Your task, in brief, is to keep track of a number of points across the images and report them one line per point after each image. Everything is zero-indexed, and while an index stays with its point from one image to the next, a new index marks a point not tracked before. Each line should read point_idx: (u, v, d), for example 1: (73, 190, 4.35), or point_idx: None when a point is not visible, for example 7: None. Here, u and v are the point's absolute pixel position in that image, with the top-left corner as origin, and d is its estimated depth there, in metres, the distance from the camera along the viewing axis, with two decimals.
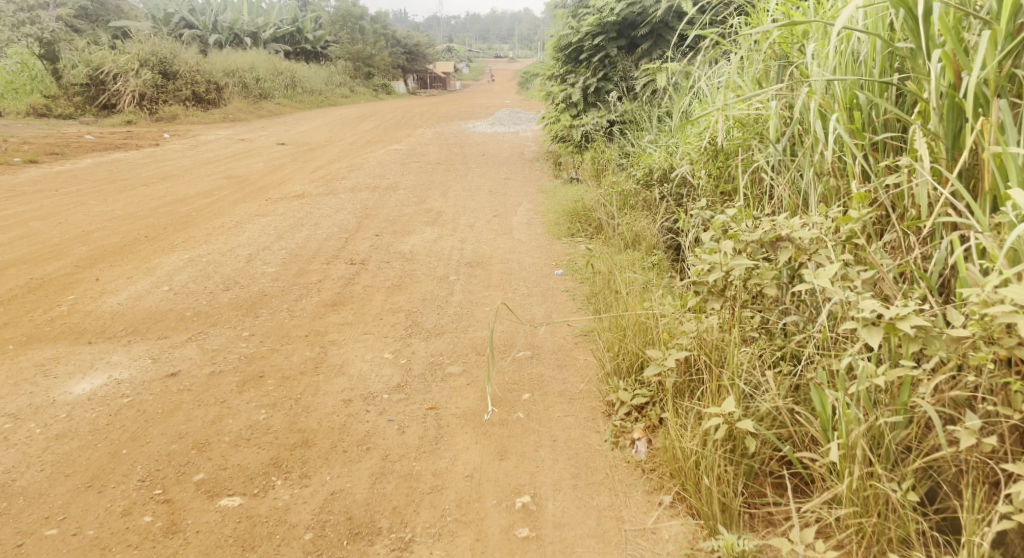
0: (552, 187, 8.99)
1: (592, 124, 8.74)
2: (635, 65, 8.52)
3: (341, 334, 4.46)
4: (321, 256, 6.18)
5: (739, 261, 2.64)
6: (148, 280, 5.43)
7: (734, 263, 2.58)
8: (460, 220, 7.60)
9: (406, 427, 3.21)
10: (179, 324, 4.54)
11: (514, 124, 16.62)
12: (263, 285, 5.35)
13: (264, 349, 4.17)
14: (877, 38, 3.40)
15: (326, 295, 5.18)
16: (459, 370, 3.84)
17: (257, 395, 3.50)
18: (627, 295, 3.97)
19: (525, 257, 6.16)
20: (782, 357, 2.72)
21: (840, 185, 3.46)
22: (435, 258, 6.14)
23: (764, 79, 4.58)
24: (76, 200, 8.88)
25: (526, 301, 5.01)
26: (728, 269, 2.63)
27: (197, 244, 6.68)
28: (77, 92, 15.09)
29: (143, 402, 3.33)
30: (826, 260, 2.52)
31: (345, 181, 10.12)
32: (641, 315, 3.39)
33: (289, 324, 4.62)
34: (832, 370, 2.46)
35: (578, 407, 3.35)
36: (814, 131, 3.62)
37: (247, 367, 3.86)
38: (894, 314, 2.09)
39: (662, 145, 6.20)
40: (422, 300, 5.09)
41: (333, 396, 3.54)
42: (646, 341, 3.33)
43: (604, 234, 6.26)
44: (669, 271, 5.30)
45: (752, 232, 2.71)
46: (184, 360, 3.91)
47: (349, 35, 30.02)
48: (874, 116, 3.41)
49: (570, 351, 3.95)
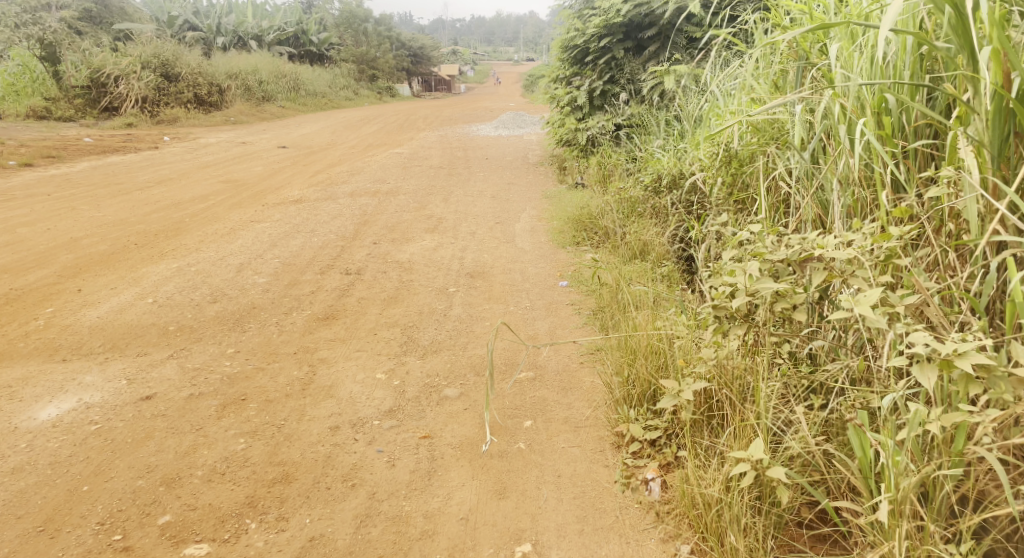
0: (556, 192, 8.72)
1: (598, 128, 8.48)
2: (643, 67, 8.25)
3: (332, 351, 4.20)
4: (315, 266, 5.93)
5: (766, 284, 2.35)
6: (133, 291, 5.18)
7: (762, 287, 2.31)
8: (461, 227, 7.35)
9: (396, 459, 2.94)
10: (161, 340, 4.28)
11: (518, 127, 16.37)
12: (253, 297, 5.10)
13: (249, 368, 3.91)
14: (907, 38, 3.13)
15: (318, 308, 4.92)
16: (456, 394, 3.57)
17: (237, 421, 3.23)
18: (637, 314, 3.71)
19: (529, 267, 5.90)
20: (811, 389, 2.46)
21: (868, 196, 3.20)
22: (434, 268, 5.89)
23: (781, 83, 4.32)
24: (69, 205, 8.64)
25: (529, 316, 4.75)
26: (753, 294, 2.35)
27: (188, 252, 6.43)
28: (77, 95, 14.89)
29: (112, 429, 3.07)
30: (864, 283, 2.27)
31: (346, 186, 9.88)
32: (653, 338, 3.14)
33: (278, 340, 4.36)
34: (871, 408, 2.21)
35: (584, 437, 3.08)
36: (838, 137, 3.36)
37: (229, 389, 3.60)
38: (952, 350, 1.82)
39: (671, 150, 5.95)
40: (420, 314, 4.82)
41: (318, 422, 3.28)
42: (659, 367, 3.07)
43: (611, 244, 5.99)
44: (679, 283, 5.09)
45: (778, 251, 2.43)
46: (161, 380, 3.64)
47: (353, 38, 29.77)
48: (905, 121, 3.14)
49: (576, 373, 3.69)
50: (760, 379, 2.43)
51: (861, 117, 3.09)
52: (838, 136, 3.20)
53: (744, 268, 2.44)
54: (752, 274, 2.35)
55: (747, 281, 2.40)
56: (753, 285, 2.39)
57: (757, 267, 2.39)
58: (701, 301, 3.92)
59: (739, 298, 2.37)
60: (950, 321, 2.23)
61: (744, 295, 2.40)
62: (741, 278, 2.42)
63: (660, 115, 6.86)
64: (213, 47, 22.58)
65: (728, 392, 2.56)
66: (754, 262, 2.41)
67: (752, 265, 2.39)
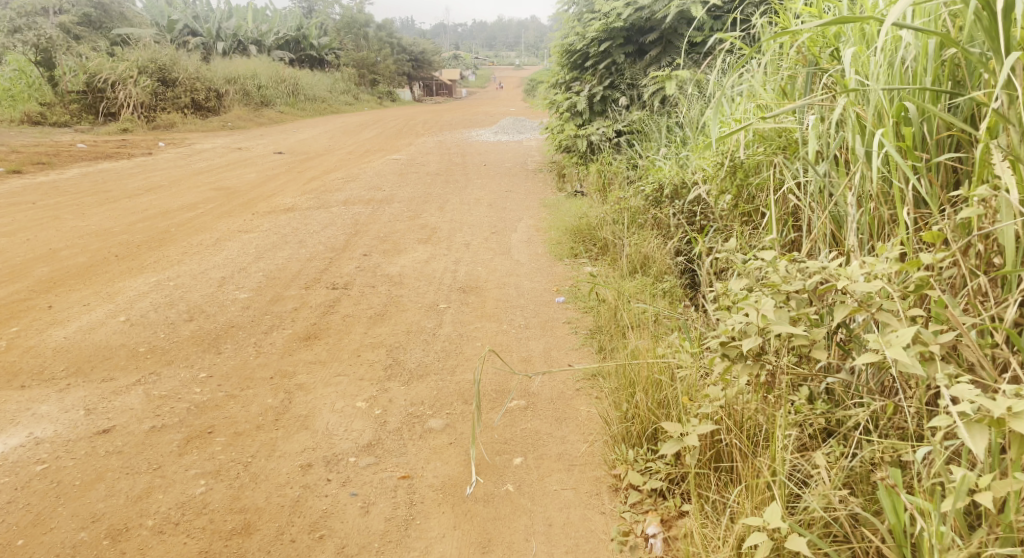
0: (555, 200, 8.44)
1: (598, 134, 8.23)
2: (643, 73, 8.03)
3: (311, 376, 3.92)
4: (300, 279, 5.66)
5: (781, 322, 2.07)
6: (106, 309, 4.91)
7: (780, 327, 2.02)
8: (456, 237, 7.08)
9: (371, 505, 2.70)
10: (129, 363, 4.02)
11: (517, 133, 16.13)
12: (232, 314, 4.82)
13: (220, 396, 3.64)
14: (930, 41, 2.87)
15: (300, 326, 4.65)
16: (441, 425, 3.31)
17: (200, 458, 2.97)
18: (638, 341, 3.46)
19: (524, 280, 5.63)
20: (829, 435, 2.21)
21: (888, 213, 2.93)
22: (425, 282, 5.62)
23: (789, 89, 4.08)
24: (53, 214, 8.36)
25: (523, 335, 4.48)
26: (767, 333, 2.07)
27: (169, 265, 6.16)
28: (73, 100, 14.54)
29: (60, 471, 2.83)
30: (893, 317, 1.99)
31: (340, 193, 9.60)
32: (652, 370, 2.88)
33: (254, 362, 4.09)
34: (901, 462, 1.96)
35: (577, 478, 2.81)
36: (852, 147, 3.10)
37: (195, 420, 3.32)
38: (1006, 408, 1.58)
39: (674, 159, 5.69)
40: (407, 333, 4.55)
41: (289, 459, 3.01)
42: (660, 403, 2.80)
43: (611, 257, 5.74)
44: (681, 300, 4.83)
45: (794, 280, 2.15)
46: (122, 410, 3.38)
47: (353, 42, 29.36)
48: (927, 131, 2.88)
49: (570, 401, 3.42)
50: (775, 426, 2.16)
51: (880, 128, 2.82)
52: (856, 148, 2.93)
53: (756, 303, 2.15)
54: (766, 311, 2.06)
55: (760, 318, 2.11)
56: (766, 322, 2.10)
57: (771, 302, 2.10)
58: (705, 325, 3.70)
59: (751, 338, 2.09)
60: (988, 359, 1.97)
61: (756, 334, 2.11)
62: (753, 313, 2.13)
63: (662, 122, 6.63)
64: (212, 52, 22.32)
65: (737, 436, 2.29)
66: (766, 296, 2.12)
67: (766, 299, 2.11)
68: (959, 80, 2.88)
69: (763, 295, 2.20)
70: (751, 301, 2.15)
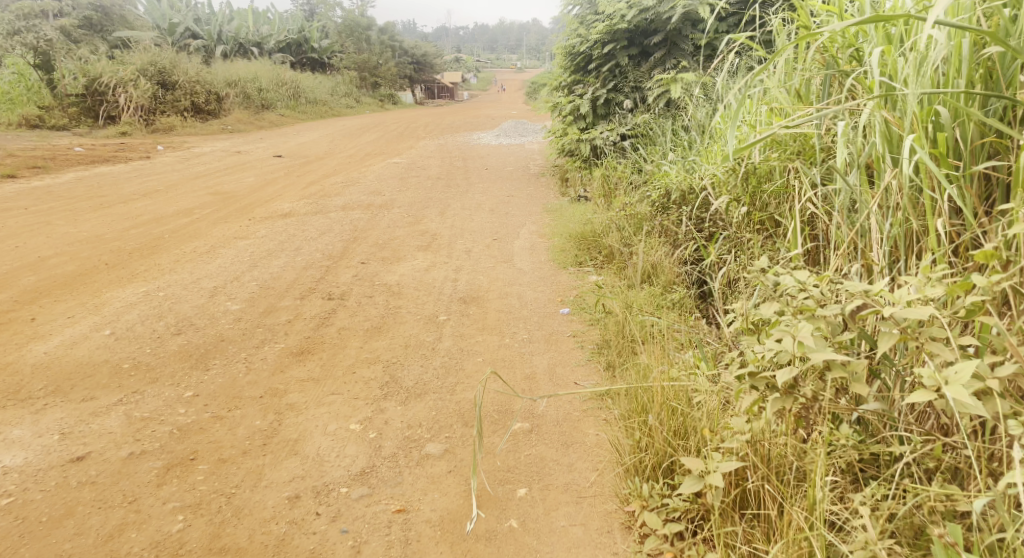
0: (558, 205, 8.23)
1: (603, 137, 7.99)
2: (647, 75, 7.85)
3: (303, 395, 3.71)
4: (295, 289, 5.46)
5: (821, 351, 1.86)
6: (91, 321, 4.71)
7: (822, 357, 1.82)
8: (456, 244, 6.87)
9: (362, 544, 2.56)
10: (111, 381, 3.82)
11: (519, 136, 15.92)
12: (222, 327, 4.61)
13: (205, 417, 3.43)
14: (964, 39, 2.62)
15: (293, 340, 4.44)
16: (439, 450, 3.10)
17: (180, 489, 2.79)
18: (648, 360, 3.26)
19: (527, 290, 5.42)
20: (869, 474, 2.04)
21: (920, 225, 2.66)
22: (424, 292, 5.41)
23: (805, 92, 3.84)
24: (45, 220, 8.16)
25: (526, 350, 4.26)
26: (805, 363, 1.87)
27: (160, 274, 5.96)
28: (72, 103, 14.39)
29: (27, 506, 2.68)
30: (947, 348, 1.80)
31: (339, 198, 9.40)
32: (668, 395, 2.67)
33: (244, 380, 3.87)
34: (955, 512, 1.82)
35: (587, 513, 2.63)
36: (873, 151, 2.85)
37: (177, 445, 3.11)
38: None
39: (682, 164, 5.48)
40: (404, 347, 4.33)
41: (276, 489, 2.83)
42: (679, 434, 2.58)
43: (617, 266, 5.54)
44: (693, 311, 4.61)
45: (832, 304, 1.96)
46: (100, 434, 3.17)
47: (355, 44, 29.07)
48: (960, 137, 2.64)
49: (578, 424, 3.21)
50: (815, 471, 1.98)
51: (912, 133, 2.59)
52: (881, 154, 2.71)
53: (791, 328, 1.94)
54: (806, 337, 1.86)
55: (796, 345, 1.91)
56: (804, 349, 1.90)
57: (810, 328, 1.90)
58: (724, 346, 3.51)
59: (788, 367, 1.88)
60: None
61: (793, 363, 1.91)
62: (788, 339, 1.93)
63: (667, 125, 6.42)
64: (212, 54, 22.14)
65: (766, 477, 2.10)
66: (804, 321, 1.92)
67: (803, 325, 1.91)
68: (994, 81, 2.64)
69: (797, 320, 2.00)
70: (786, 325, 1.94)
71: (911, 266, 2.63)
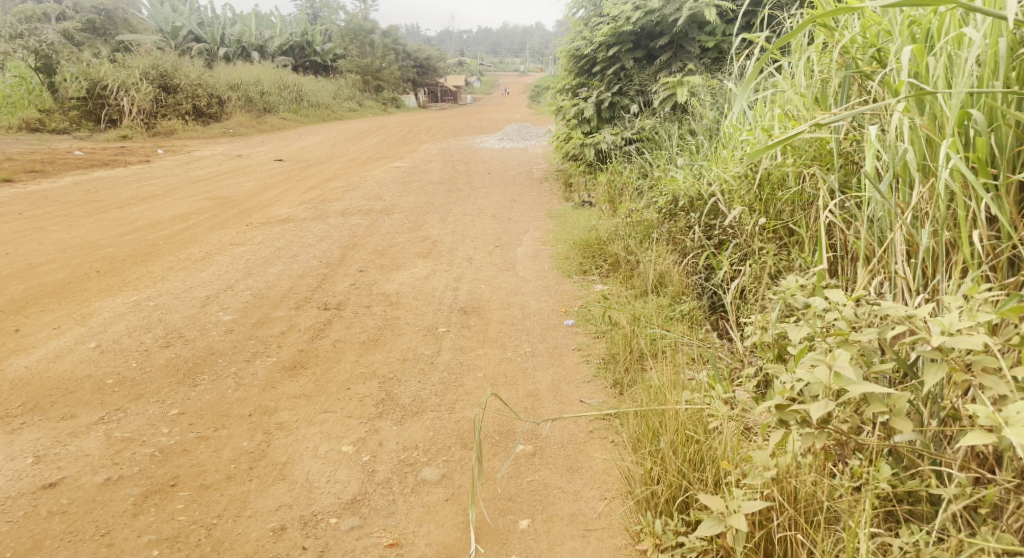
0: (562, 210, 8.03)
1: (607, 141, 7.79)
2: (653, 78, 7.68)
3: (293, 413, 3.52)
4: (290, 299, 5.27)
5: (862, 384, 1.70)
6: (77, 333, 4.53)
7: (864, 390, 1.65)
8: (457, 251, 6.69)
9: None
10: (93, 398, 3.64)
11: (521, 140, 15.73)
12: (212, 340, 4.43)
13: (189, 438, 3.25)
14: (1000, 38, 2.42)
15: (286, 354, 4.25)
16: (437, 476, 2.93)
17: (157, 520, 2.65)
18: (659, 380, 3.07)
19: (530, 300, 5.24)
20: (907, 514, 1.95)
21: (956, 236, 2.46)
22: (424, 302, 5.22)
23: (822, 94, 3.64)
24: (38, 226, 7.99)
25: (529, 365, 4.07)
26: (843, 396, 1.70)
27: (152, 282, 5.78)
28: (73, 107, 14.25)
29: None
30: (1000, 381, 1.67)
31: (339, 203, 9.22)
32: (682, 421, 2.52)
33: (233, 396, 3.69)
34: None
35: (595, 549, 2.48)
36: (895, 158, 2.64)
37: (157, 469, 2.94)
38: None
39: (691, 169, 5.29)
40: (402, 361, 4.14)
41: (261, 520, 2.69)
42: (694, 465, 2.42)
43: (624, 275, 5.36)
44: (703, 323, 4.41)
45: (868, 329, 1.81)
46: (76, 458, 3.00)
47: (358, 48, 28.84)
48: (997, 144, 2.42)
49: (583, 447, 3.04)
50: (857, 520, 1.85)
51: (946, 140, 2.39)
52: (901, 156, 2.53)
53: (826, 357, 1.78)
54: (845, 367, 1.69)
55: (831, 375, 1.74)
56: (840, 381, 1.73)
57: (848, 357, 1.73)
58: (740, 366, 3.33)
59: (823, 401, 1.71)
60: None
61: (828, 396, 1.74)
62: (822, 370, 1.76)
63: (674, 128, 6.24)
64: (215, 58, 22.01)
65: (795, 519, 1.98)
66: (841, 349, 1.76)
67: (840, 353, 1.74)
68: None
69: (831, 347, 1.84)
70: (820, 354, 1.78)
71: (949, 285, 2.42)
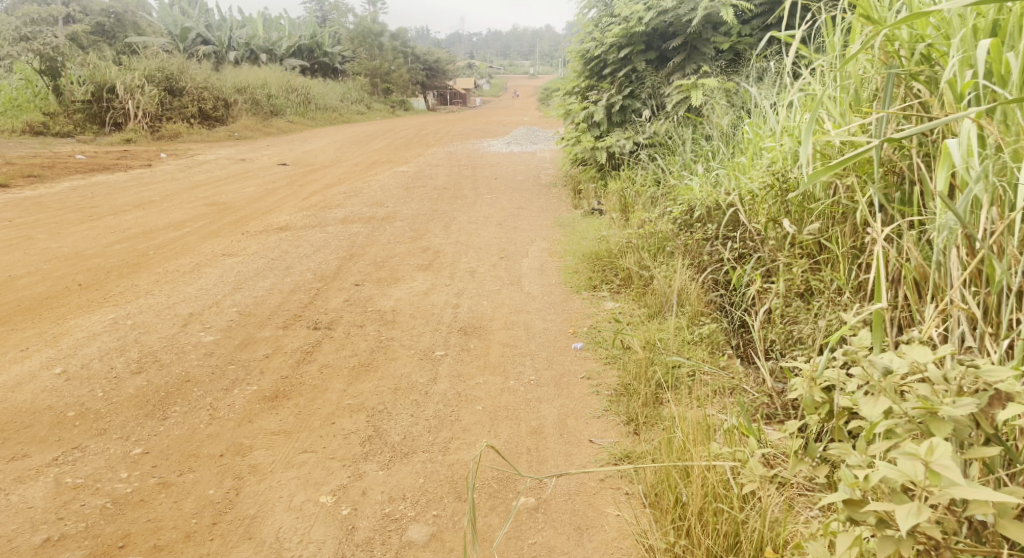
0: (570, 218, 7.64)
1: (619, 146, 7.36)
2: (666, 80, 7.28)
3: (270, 453, 3.15)
4: (278, 317, 4.91)
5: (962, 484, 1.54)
6: (45, 355, 4.20)
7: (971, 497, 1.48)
8: (460, 263, 6.32)
9: None
10: (50, 433, 3.30)
11: (529, 144, 15.31)
12: (190, 364, 4.07)
13: (149, 484, 2.90)
14: None
15: (267, 381, 3.86)
16: (423, 537, 2.65)
17: None
18: (680, 425, 2.65)
19: (536, 318, 4.87)
20: None
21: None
22: (421, 321, 4.83)
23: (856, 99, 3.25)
24: (27, 235, 7.65)
25: (533, 397, 3.68)
26: (938, 499, 1.53)
27: (136, 297, 5.44)
28: (78, 110, 13.88)
29: None
30: None
31: (339, 210, 8.86)
32: (708, 487, 2.26)
33: (204, 431, 3.32)
34: None
35: None
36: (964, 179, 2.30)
37: (106, 527, 2.67)
38: None
39: (709, 178, 4.88)
40: (394, 392, 3.74)
41: None
42: (729, 544, 2.19)
43: (636, 291, 4.96)
44: (724, 348, 3.97)
45: (965, 404, 1.65)
46: (17, 512, 2.73)
47: (368, 52, 28.39)
48: None
49: (593, 500, 2.66)
50: None
51: None
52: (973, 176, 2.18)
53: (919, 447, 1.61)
54: (949, 468, 1.52)
55: (925, 472, 1.57)
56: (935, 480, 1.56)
57: (950, 453, 1.56)
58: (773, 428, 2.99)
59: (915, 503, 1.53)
60: None
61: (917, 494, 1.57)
62: (914, 464, 1.58)
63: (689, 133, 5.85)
64: (223, 61, 21.69)
65: None
66: (938, 442, 1.59)
67: (940, 448, 1.57)
68: None
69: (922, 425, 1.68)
70: (911, 448, 1.61)
71: None
